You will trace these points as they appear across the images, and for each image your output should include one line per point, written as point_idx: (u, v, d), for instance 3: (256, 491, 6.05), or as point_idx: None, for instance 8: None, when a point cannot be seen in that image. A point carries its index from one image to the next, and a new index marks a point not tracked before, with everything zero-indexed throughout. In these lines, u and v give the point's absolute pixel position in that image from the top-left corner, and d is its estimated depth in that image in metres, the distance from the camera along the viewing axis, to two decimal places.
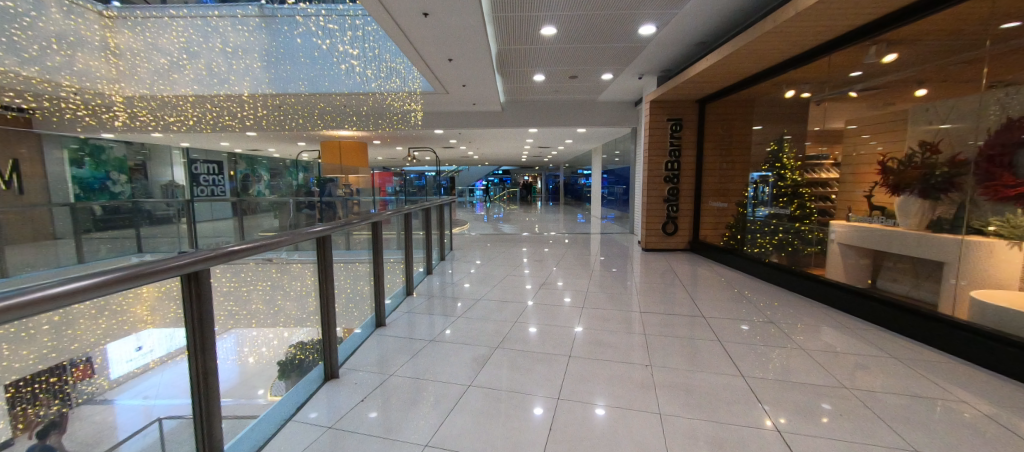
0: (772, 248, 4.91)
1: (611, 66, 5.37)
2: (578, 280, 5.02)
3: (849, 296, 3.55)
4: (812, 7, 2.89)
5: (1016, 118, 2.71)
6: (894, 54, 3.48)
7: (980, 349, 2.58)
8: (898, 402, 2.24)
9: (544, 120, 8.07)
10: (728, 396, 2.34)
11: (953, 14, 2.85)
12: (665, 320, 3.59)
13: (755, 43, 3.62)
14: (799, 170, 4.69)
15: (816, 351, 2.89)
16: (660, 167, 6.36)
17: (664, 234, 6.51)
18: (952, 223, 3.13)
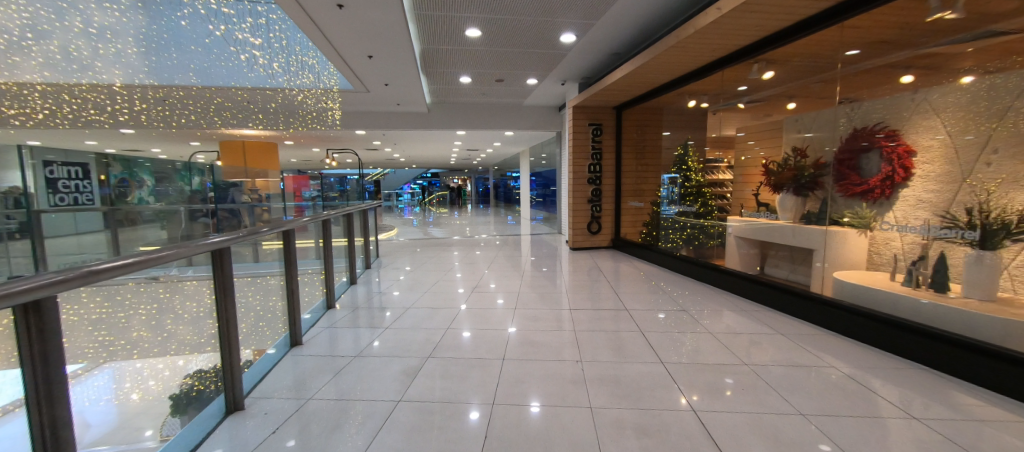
0: (682, 242, 5.41)
1: (536, 71, 5.52)
2: (510, 281, 5.06)
3: (745, 282, 4.03)
4: (706, 26, 3.25)
5: (860, 129, 3.41)
6: (772, 71, 4.02)
7: (843, 320, 3.08)
8: (783, 372, 2.59)
9: (473, 122, 8.03)
10: (650, 383, 2.50)
11: (813, 40, 3.40)
12: (591, 315, 3.76)
13: (662, 56, 3.96)
14: (702, 172, 5.24)
15: (720, 333, 3.23)
16: (583, 169, 6.68)
17: (589, 233, 6.84)
18: (818, 216, 3.72)
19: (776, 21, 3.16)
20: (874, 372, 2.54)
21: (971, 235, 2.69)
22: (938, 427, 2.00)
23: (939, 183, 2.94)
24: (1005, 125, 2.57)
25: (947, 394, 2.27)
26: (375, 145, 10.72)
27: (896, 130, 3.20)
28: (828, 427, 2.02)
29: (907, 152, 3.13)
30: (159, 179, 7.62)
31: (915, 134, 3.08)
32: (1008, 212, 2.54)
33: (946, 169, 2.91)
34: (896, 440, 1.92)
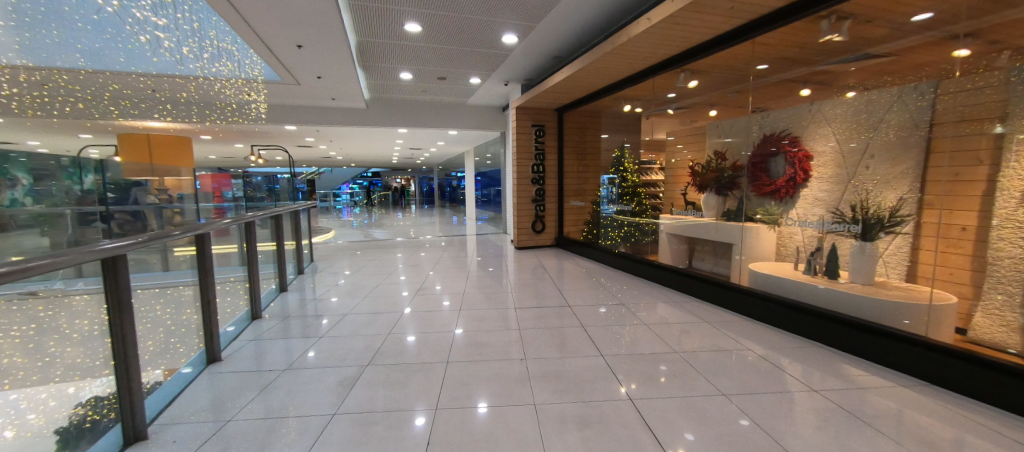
0: (620, 239, 5.69)
1: (479, 71, 5.50)
2: (455, 282, 4.99)
3: (676, 276, 4.33)
4: (638, 35, 3.44)
5: (769, 135, 3.82)
6: (696, 80, 4.37)
7: (757, 307, 3.42)
8: (708, 357, 2.81)
9: (415, 120, 7.81)
10: (590, 376, 2.59)
11: (729, 54, 3.75)
12: (535, 312, 3.83)
13: (599, 61, 4.13)
14: (637, 172, 5.53)
15: (654, 324, 3.44)
16: (527, 169, 6.78)
17: (533, 233, 6.97)
18: (735, 214, 4.12)
19: (698, 35, 3.44)
20: (781, 352, 2.84)
21: (855, 229, 3.13)
22: (832, 396, 2.29)
23: (830, 184, 3.38)
24: (879, 135, 3.08)
25: (838, 366, 2.61)
26: (308, 141, 10.04)
27: (796, 137, 3.63)
28: (746, 405, 2.22)
29: (805, 157, 3.57)
30: (38, 177, 6.19)
31: (813, 142, 3.52)
32: (880, 208, 3.04)
33: (834, 172, 3.36)
34: (799, 410, 2.16)
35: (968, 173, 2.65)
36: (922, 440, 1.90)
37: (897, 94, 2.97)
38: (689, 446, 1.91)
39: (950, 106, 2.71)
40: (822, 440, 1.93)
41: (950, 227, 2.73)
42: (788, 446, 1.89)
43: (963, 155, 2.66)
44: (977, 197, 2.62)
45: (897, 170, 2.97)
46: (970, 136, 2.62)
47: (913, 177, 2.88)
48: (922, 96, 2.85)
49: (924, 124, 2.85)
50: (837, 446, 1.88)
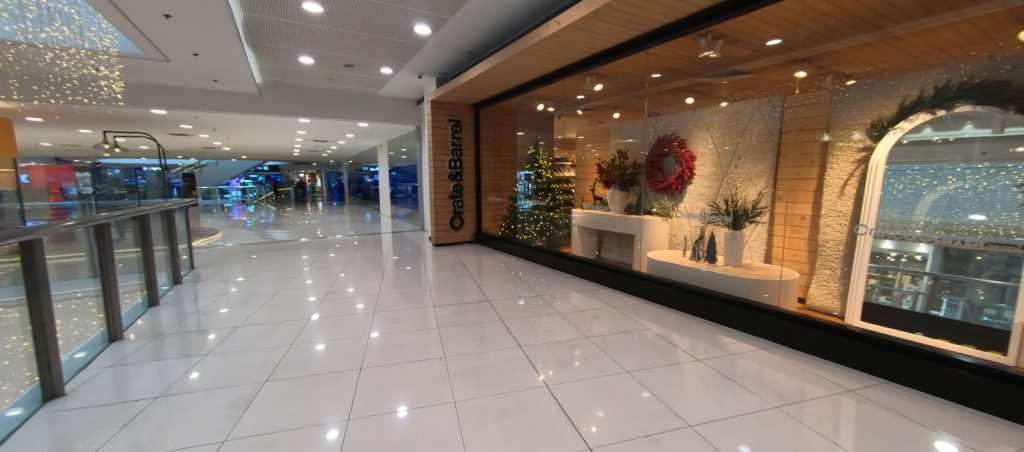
0: (536, 234, 5.91)
1: (390, 60, 5.22)
2: (369, 283, 4.72)
3: (588, 266, 4.64)
4: (548, 37, 3.59)
5: (662, 137, 4.27)
6: (601, 84, 4.70)
7: (654, 290, 3.82)
8: (614, 339, 3.07)
9: (319, 110, 7.16)
10: (509, 367, 2.66)
11: (627, 62, 4.08)
12: (455, 309, 3.81)
13: (513, 59, 4.22)
14: (550, 169, 5.76)
15: (568, 312, 3.65)
16: (443, 164, 6.66)
17: (452, 229, 6.91)
18: (636, 208, 4.52)
19: (601, 42, 3.70)
20: (674, 329, 3.22)
21: (727, 220, 3.69)
22: (711, 364, 2.66)
23: (709, 181, 3.92)
24: (745, 140, 3.69)
25: (716, 337, 3.04)
26: (184, 129, 8.59)
27: (683, 139, 4.12)
28: (645, 379, 2.48)
29: (690, 157, 4.05)
30: None
31: (696, 144, 4.03)
32: (745, 201, 3.67)
33: (712, 171, 3.90)
34: (686, 379, 2.48)
35: (804, 173, 3.44)
36: (775, 392, 2.31)
37: (757, 105, 3.62)
38: (600, 423, 2.07)
39: (793, 117, 3.44)
40: (704, 401, 2.24)
41: (793, 216, 3.51)
42: (679, 410, 2.16)
43: (801, 158, 3.45)
44: (810, 191, 3.42)
45: (758, 169, 3.63)
46: (806, 143, 3.41)
47: (767, 176, 3.59)
48: (773, 108, 3.53)
49: (774, 132, 3.54)
50: (715, 405, 2.20)
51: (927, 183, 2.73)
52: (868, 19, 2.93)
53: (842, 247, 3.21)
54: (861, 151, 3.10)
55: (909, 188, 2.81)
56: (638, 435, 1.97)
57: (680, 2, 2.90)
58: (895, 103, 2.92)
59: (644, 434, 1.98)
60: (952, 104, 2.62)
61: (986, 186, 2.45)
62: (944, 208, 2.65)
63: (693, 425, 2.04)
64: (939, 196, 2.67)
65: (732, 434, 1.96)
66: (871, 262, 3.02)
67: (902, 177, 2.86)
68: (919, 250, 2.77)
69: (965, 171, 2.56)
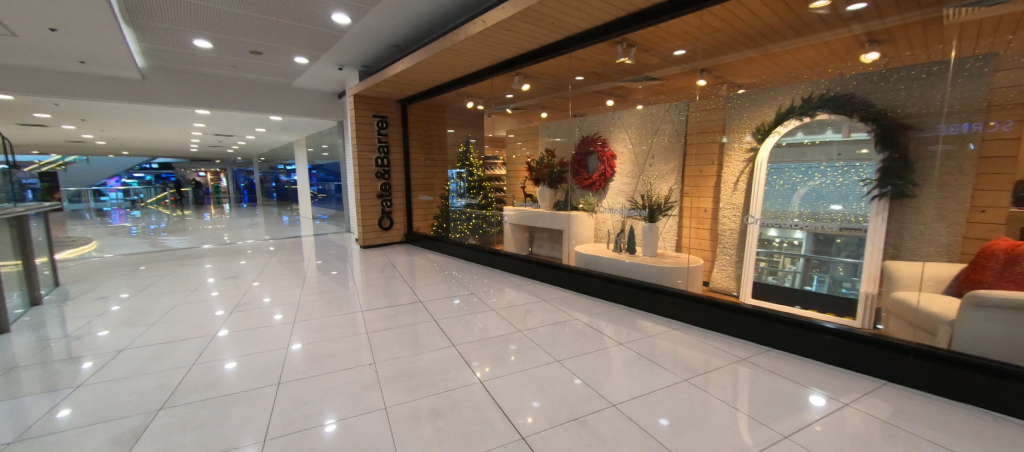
0: (469, 232, 5.89)
1: (305, 49, 4.84)
2: (287, 292, 4.34)
3: (520, 262, 4.75)
4: (474, 35, 3.59)
5: (587, 136, 4.49)
6: (529, 84, 4.81)
7: (582, 282, 4.03)
8: (547, 331, 3.19)
9: (222, 101, 6.39)
10: (443, 367, 2.63)
11: (552, 64, 4.22)
12: (385, 313, 3.65)
13: (440, 56, 4.15)
14: (482, 167, 5.78)
15: (502, 308, 3.70)
16: (369, 162, 6.33)
17: (381, 230, 6.61)
18: (564, 204, 4.72)
19: (527, 43, 3.79)
20: (601, 317, 3.44)
21: (643, 213, 4.02)
22: (632, 346, 2.89)
23: (628, 178, 4.21)
24: (658, 140, 3.99)
25: (636, 322, 3.31)
26: (41, 118, 7.12)
27: (604, 138, 4.37)
28: (574, 366, 2.61)
29: (612, 156, 4.31)
30: None
31: (617, 143, 4.29)
32: (658, 196, 4.00)
33: (631, 168, 4.18)
34: (611, 363, 2.65)
35: (706, 171, 3.87)
36: (685, 367, 2.58)
37: (668, 109, 3.92)
38: (535, 413, 2.13)
39: (696, 120, 3.81)
40: (627, 382, 2.42)
41: (697, 209, 3.91)
42: (604, 393, 2.31)
43: (702, 158, 3.85)
44: (711, 186, 3.86)
45: (668, 168, 3.95)
46: (707, 144, 3.81)
47: (676, 174, 3.93)
48: (681, 113, 3.86)
49: (680, 134, 3.88)
50: (635, 384, 2.39)
51: (800, 179, 3.31)
52: (752, 37, 3.38)
53: (736, 236, 3.73)
54: (749, 152, 3.62)
55: (786, 183, 3.39)
56: (568, 419, 2.08)
57: (597, 10, 3.07)
58: (773, 110, 3.47)
59: (573, 417, 2.08)
60: (813, 113, 3.25)
61: (841, 181, 3.07)
62: (812, 200, 3.24)
63: (617, 404, 2.19)
64: (808, 190, 3.26)
65: (650, 409, 2.14)
66: (761, 248, 3.54)
67: (781, 174, 3.42)
68: (796, 237, 3.31)
69: (826, 169, 3.16)
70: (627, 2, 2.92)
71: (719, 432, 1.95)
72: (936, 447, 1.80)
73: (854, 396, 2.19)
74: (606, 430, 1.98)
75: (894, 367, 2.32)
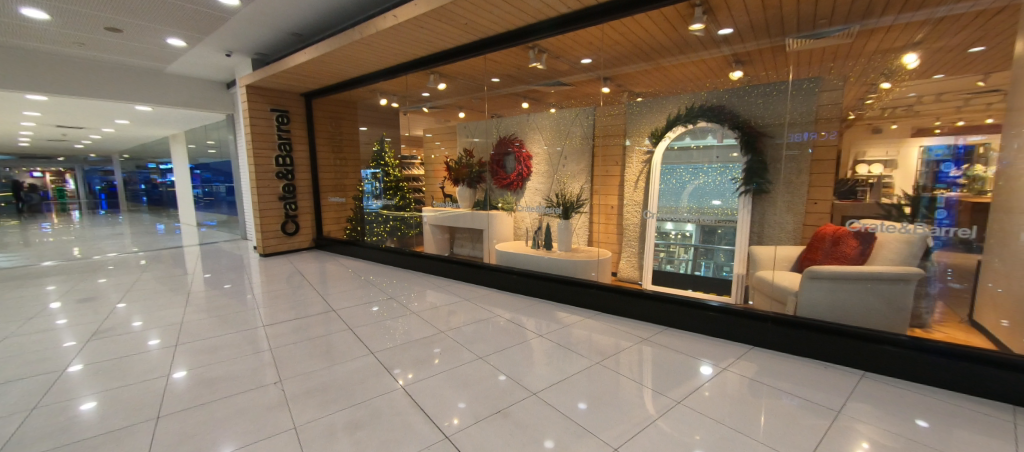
0: (386, 235, 5.65)
1: (182, 30, 4.18)
2: (166, 312, 3.70)
3: (441, 262, 4.67)
4: (386, 30, 3.44)
5: (505, 138, 4.60)
6: (445, 84, 4.76)
7: (503, 279, 4.10)
8: (470, 329, 3.20)
9: (65, 85, 5.17)
10: (359, 377, 2.48)
11: (468, 64, 4.22)
12: (291, 326, 3.32)
13: (348, 49, 3.89)
14: (399, 167, 5.60)
15: (423, 311, 3.62)
16: (268, 161, 5.69)
17: (285, 235, 5.98)
18: (484, 204, 4.79)
19: (442, 42, 3.75)
20: (522, 312, 3.54)
21: (557, 212, 4.24)
22: (552, 337, 3.04)
23: (544, 178, 4.41)
24: (570, 143, 4.28)
25: (554, 313, 3.49)
26: None
27: (520, 140, 4.53)
28: (497, 362, 2.67)
29: (528, 157, 4.48)
30: None
31: (532, 144, 4.48)
32: (571, 194, 4.27)
33: (546, 168, 4.39)
34: (533, 355, 2.76)
35: (611, 171, 4.23)
36: (598, 351, 2.79)
37: (577, 113, 4.24)
38: (461, 413, 2.12)
39: (602, 124, 4.15)
40: (547, 371, 2.55)
41: (605, 206, 4.27)
42: (525, 383, 2.40)
43: (608, 159, 4.21)
44: (615, 185, 4.24)
45: (580, 168, 4.26)
46: (612, 146, 4.17)
47: (586, 173, 4.24)
48: (588, 117, 4.19)
49: (588, 137, 4.21)
50: (554, 372, 2.52)
51: (688, 178, 3.82)
52: (647, 52, 3.75)
53: (638, 229, 4.13)
54: (646, 154, 4.04)
55: (678, 182, 3.87)
56: (490, 412, 2.12)
57: (510, 15, 3.16)
58: (664, 118, 3.93)
59: (496, 410, 2.13)
60: (694, 121, 3.76)
61: (719, 179, 3.66)
62: (697, 196, 3.76)
63: (537, 393, 2.29)
64: (695, 188, 3.77)
65: (569, 395, 2.27)
66: (661, 240, 3.96)
67: (673, 173, 3.89)
68: (687, 229, 3.83)
69: (708, 169, 3.71)
70: (538, 10, 3.06)
71: (628, 406, 2.16)
72: (790, 397, 2.18)
73: (730, 361, 2.59)
74: (528, 418, 2.06)
75: (759, 334, 2.76)
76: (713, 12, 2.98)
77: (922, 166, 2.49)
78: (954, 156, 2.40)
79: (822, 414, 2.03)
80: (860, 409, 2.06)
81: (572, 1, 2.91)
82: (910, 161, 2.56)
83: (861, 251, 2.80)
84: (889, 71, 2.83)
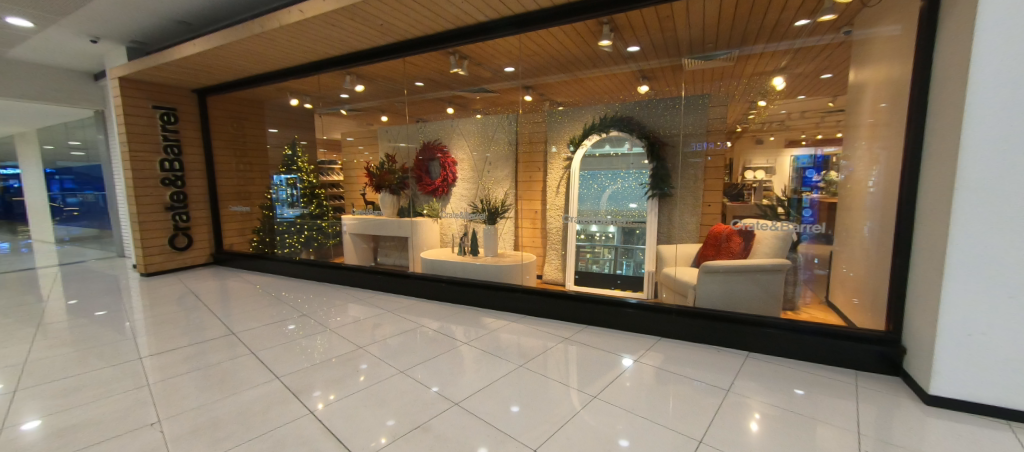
0: (301, 246, 5.25)
1: (29, 9, 3.48)
2: (7, 349, 3.02)
3: (363, 273, 4.39)
4: (292, 25, 3.19)
5: (429, 142, 4.53)
6: (363, 86, 4.56)
7: (428, 287, 3.99)
8: (395, 342, 3.07)
9: None
10: (262, 406, 2.24)
11: (387, 66, 4.07)
12: (181, 354, 2.90)
13: (248, 42, 3.54)
14: (315, 173, 5.34)
15: (342, 326, 3.39)
16: (151, 166, 4.94)
17: (173, 251, 5.21)
18: (408, 211, 4.64)
19: (356, 42, 3.58)
20: (448, 320, 3.50)
21: (482, 217, 4.27)
22: (477, 344, 3.02)
23: (469, 183, 4.46)
24: (493, 149, 4.38)
25: (480, 319, 3.49)
26: None
27: (445, 145, 4.49)
28: (419, 374, 2.59)
29: (452, 162, 4.47)
30: None
31: (456, 150, 4.48)
32: (495, 200, 4.35)
33: (471, 174, 4.43)
34: (460, 363, 2.72)
35: (534, 176, 4.38)
36: (523, 354, 2.84)
37: (499, 121, 4.34)
38: (384, 432, 2.01)
39: (526, 131, 4.30)
40: (471, 379, 2.52)
41: (529, 211, 4.40)
42: (449, 394, 2.35)
43: (531, 165, 4.36)
44: (537, 190, 4.39)
45: (504, 174, 4.37)
46: (536, 153, 4.33)
47: (510, 180, 4.37)
48: (511, 124, 4.31)
49: (512, 142, 4.34)
50: (479, 379, 2.51)
51: (608, 183, 4.05)
52: (564, 64, 3.95)
53: (561, 233, 4.29)
54: (566, 161, 4.22)
55: (597, 188, 4.10)
56: (411, 427, 2.04)
57: (428, 19, 3.12)
58: (580, 127, 4.15)
59: (416, 426, 2.05)
60: (607, 130, 4.01)
61: (631, 185, 3.93)
62: (615, 199, 4.00)
63: (460, 402, 2.26)
64: (614, 192, 4.01)
65: (492, 402, 2.26)
66: (589, 242, 4.12)
67: (595, 179, 4.11)
68: (609, 229, 4.03)
69: (625, 175, 3.96)
70: (455, 16, 3.05)
71: (551, 405, 2.22)
72: (692, 381, 2.41)
73: (643, 353, 2.79)
74: (449, 430, 2.01)
75: (666, 326, 3.01)
76: (619, 30, 3.20)
77: (793, 172, 2.97)
78: (815, 164, 2.92)
79: (717, 394, 2.27)
80: (747, 386, 2.34)
81: (489, 10, 2.96)
82: (785, 168, 3.02)
83: (744, 246, 3.19)
84: (764, 91, 3.32)
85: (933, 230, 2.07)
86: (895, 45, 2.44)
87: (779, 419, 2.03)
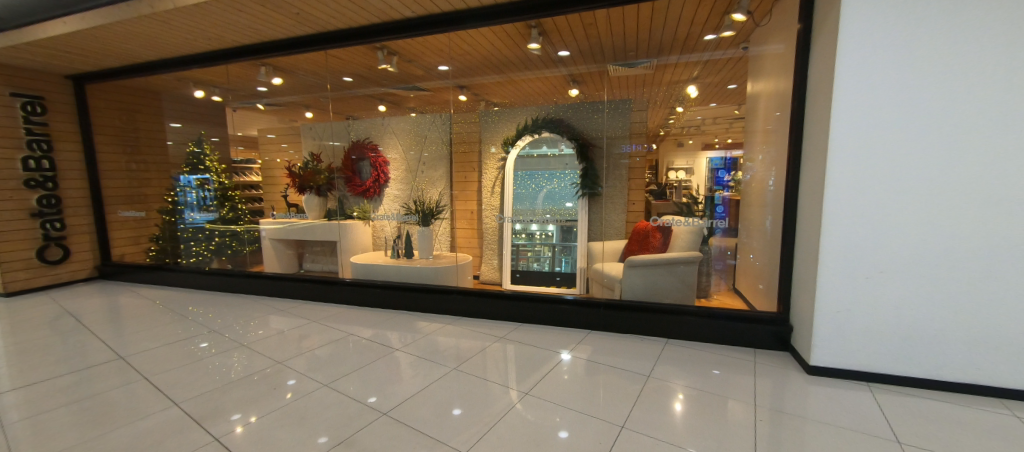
0: (211, 254, 4.77)
1: None
2: None
3: (286, 282, 4.06)
4: (190, 8, 2.85)
5: (359, 141, 4.37)
6: (281, 78, 4.25)
7: (360, 293, 3.80)
8: (323, 352, 2.89)
9: None
10: (156, 437, 1.98)
11: (308, 59, 3.80)
12: (52, 386, 2.47)
13: (135, 24, 3.10)
14: (227, 173, 4.87)
15: (261, 340, 3.12)
16: (11, 164, 4.15)
17: (44, 265, 4.42)
18: (336, 213, 4.43)
19: (270, 31, 3.30)
20: (379, 326, 3.36)
21: (414, 218, 4.16)
22: (411, 350, 2.93)
23: (402, 184, 4.33)
24: (427, 149, 4.29)
25: (415, 324, 3.39)
26: None
27: (377, 145, 4.35)
28: (346, 385, 2.45)
29: (384, 162, 4.32)
30: None
31: (388, 150, 4.34)
32: (429, 201, 4.26)
33: (404, 175, 4.31)
34: (392, 370, 2.63)
35: (469, 177, 4.36)
36: (457, 357, 2.81)
37: (432, 119, 4.25)
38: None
39: (460, 131, 4.26)
40: (403, 386, 2.43)
41: (464, 211, 4.36)
42: (378, 404, 2.25)
43: (466, 165, 4.34)
44: (472, 191, 4.37)
45: (438, 174, 4.30)
46: (471, 153, 4.31)
47: (445, 180, 4.31)
48: (444, 123, 4.24)
49: (446, 142, 4.28)
50: (410, 386, 2.44)
51: (543, 183, 4.12)
52: (496, 65, 4.05)
53: (497, 233, 4.29)
54: (500, 161, 4.24)
55: (533, 188, 4.15)
56: (333, 444, 1.92)
57: (351, 11, 2.96)
58: (513, 127, 4.18)
59: (340, 441, 1.94)
60: (540, 131, 4.10)
61: (563, 185, 4.05)
62: (551, 199, 4.09)
63: (388, 412, 2.17)
64: (549, 191, 4.10)
65: (423, 408, 2.21)
66: (534, 239, 4.13)
67: (533, 178, 4.15)
68: (548, 228, 4.11)
69: (561, 175, 4.05)
70: (379, 10, 2.94)
71: (485, 406, 2.22)
72: (618, 370, 2.55)
73: (576, 347, 2.90)
74: (375, 442, 1.93)
75: (597, 320, 3.15)
76: (547, 34, 3.29)
77: (708, 172, 3.28)
78: (725, 165, 3.24)
79: (639, 381, 2.42)
80: (667, 371, 2.52)
81: (415, 5, 2.88)
82: (701, 169, 3.30)
83: (663, 241, 3.46)
84: (681, 98, 3.69)
85: (811, 224, 2.39)
86: (780, 62, 2.77)
87: (693, 399, 2.21)
